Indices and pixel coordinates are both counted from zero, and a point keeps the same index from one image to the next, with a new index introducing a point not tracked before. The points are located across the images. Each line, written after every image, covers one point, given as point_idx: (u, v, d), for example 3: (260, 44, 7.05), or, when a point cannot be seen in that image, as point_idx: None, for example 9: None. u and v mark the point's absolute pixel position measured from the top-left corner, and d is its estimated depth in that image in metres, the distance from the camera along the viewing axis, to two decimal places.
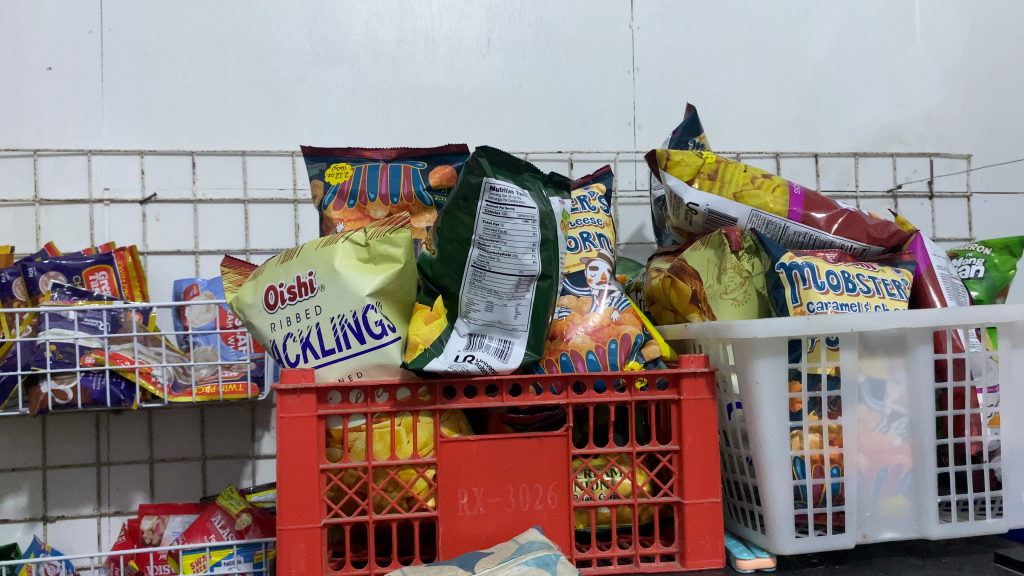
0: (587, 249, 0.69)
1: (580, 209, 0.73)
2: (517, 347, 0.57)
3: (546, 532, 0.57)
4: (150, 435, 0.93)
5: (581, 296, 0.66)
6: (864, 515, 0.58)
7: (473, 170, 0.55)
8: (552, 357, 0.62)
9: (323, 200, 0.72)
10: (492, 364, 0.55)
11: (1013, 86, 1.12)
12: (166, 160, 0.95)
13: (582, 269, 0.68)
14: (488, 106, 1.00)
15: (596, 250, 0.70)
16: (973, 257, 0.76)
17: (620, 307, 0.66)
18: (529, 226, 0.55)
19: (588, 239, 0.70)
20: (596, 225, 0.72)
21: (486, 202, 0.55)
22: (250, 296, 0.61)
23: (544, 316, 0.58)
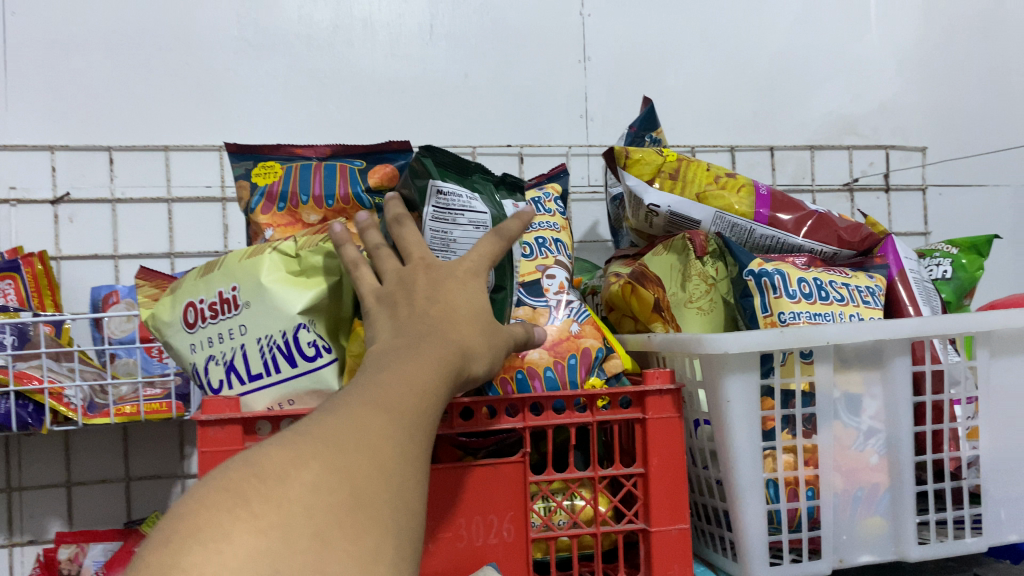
0: (543, 256, 0.64)
1: (534, 211, 0.68)
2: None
3: (501, 569, 0.52)
4: (66, 457, 0.85)
5: (537, 307, 0.61)
6: (841, 539, 0.54)
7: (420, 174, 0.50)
8: (506, 376, 0.57)
9: (249, 203, 0.66)
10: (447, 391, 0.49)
11: (967, 77, 1.10)
12: (80, 155, 0.87)
13: (538, 278, 0.63)
14: (432, 97, 0.94)
15: (552, 257, 0.65)
16: (941, 257, 0.73)
17: (580, 319, 0.61)
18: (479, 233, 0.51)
19: (544, 244, 0.65)
20: (552, 229, 0.67)
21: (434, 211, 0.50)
22: (166, 314, 0.54)
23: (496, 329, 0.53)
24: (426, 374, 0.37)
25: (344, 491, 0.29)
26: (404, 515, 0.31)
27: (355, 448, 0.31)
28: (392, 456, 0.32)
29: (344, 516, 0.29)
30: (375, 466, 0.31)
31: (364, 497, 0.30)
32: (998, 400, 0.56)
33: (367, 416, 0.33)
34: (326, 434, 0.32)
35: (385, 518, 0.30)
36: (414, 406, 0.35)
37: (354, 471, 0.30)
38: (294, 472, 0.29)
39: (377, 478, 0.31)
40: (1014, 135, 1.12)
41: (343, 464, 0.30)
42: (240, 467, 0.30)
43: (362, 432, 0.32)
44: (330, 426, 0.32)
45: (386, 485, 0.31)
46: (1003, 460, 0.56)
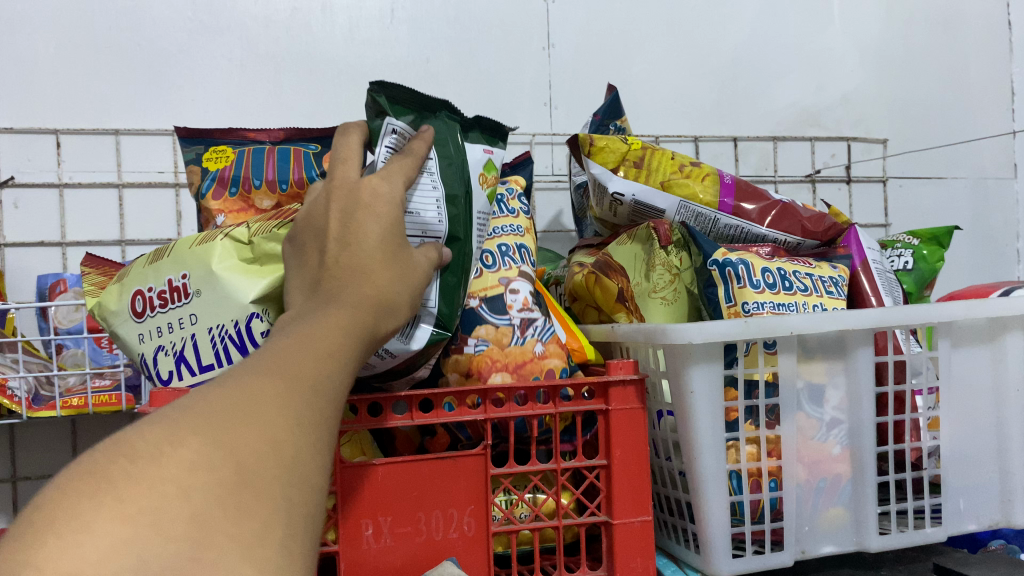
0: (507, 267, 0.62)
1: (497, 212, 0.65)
2: (423, 327, 0.49)
3: (462, 563, 0.50)
4: (11, 450, 0.82)
5: (501, 325, 0.59)
6: (803, 530, 0.54)
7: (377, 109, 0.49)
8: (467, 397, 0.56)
9: (200, 187, 0.64)
10: (395, 350, 0.48)
11: (927, 70, 1.11)
12: (26, 139, 0.83)
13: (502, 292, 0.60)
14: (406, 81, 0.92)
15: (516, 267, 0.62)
16: (903, 248, 0.74)
17: (544, 338, 0.60)
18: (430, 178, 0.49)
19: (506, 253, 0.62)
20: (517, 234, 0.64)
21: (387, 150, 0.48)
22: (113, 303, 0.52)
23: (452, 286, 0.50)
24: (324, 343, 0.34)
25: (229, 468, 0.26)
26: (300, 489, 0.28)
27: (245, 420, 0.28)
28: (285, 429, 0.29)
29: (227, 496, 0.25)
30: (266, 440, 0.28)
31: (254, 474, 0.26)
32: (960, 391, 0.57)
33: (264, 381, 0.30)
34: (208, 407, 0.28)
35: (277, 495, 0.27)
36: (311, 371, 0.32)
37: (240, 446, 0.27)
38: (168, 450, 0.25)
39: (268, 452, 0.27)
40: (973, 128, 1.14)
41: (228, 439, 0.27)
42: (108, 448, 0.25)
43: (251, 401, 0.29)
44: (213, 397, 0.28)
45: (277, 459, 0.28)
46: (964, 449, 0.57)
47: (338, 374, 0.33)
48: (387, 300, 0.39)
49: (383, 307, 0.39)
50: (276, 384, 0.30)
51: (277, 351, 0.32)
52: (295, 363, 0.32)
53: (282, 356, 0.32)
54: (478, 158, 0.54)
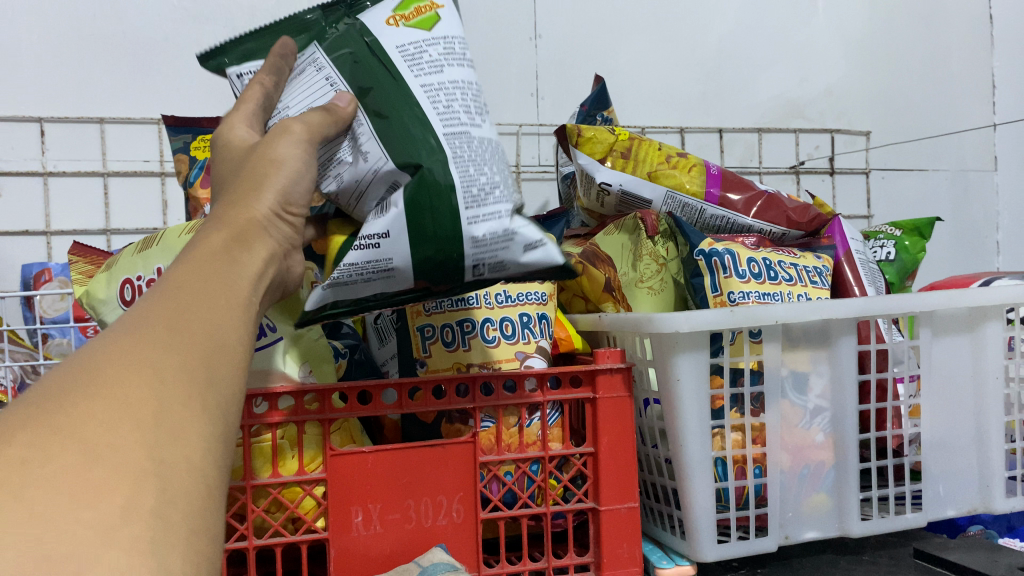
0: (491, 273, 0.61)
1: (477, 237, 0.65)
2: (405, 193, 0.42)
3: (451, 550, 0.51)
4: None
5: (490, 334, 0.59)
6: (787, 516, 0.55)
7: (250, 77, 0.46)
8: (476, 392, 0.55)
9: (188, 177, 0.64)
10: (377, 231, 0.42)
11: (909, 63, 1.12)
12: (9, 128, 0.83)
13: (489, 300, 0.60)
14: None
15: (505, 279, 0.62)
16: (885, 239, 0.75)
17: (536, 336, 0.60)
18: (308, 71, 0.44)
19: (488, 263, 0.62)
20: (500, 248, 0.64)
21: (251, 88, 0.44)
22: (101, 291, 0.52)
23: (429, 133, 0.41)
24: (181, 267, 0.30)
25: (66, 446, 0.20)
26: (173, 444, 0.23)
27: (94, 393, 0.22)
28: (134, 382, 0.23)
29: (71, 480, 0.20)
30: (113, 400, 0.22)
31: (104, 447, 0.21)
32: (942, 379, 0.57)
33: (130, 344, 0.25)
34: (32, 393, 0.22)
35: (139, 458, 0.21)
36: (164, 308, 0.26)
37: (79, 419, 0.21)
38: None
39: (126, 422, 0.22)
40: (954, 121, 1.15)
41: (60, 415, 0.21)
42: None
43: (104, 372, 0.23)
44: (42, 382, 0.23)
45: (132, 419, 0.22)
46: (944, 436, 0.58)
47: (207, 295, 0.28)
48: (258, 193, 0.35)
49: (252, 203, 0.35)
50: (115, 342, 0.25)
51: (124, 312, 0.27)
52: (143, 309, 0.27)
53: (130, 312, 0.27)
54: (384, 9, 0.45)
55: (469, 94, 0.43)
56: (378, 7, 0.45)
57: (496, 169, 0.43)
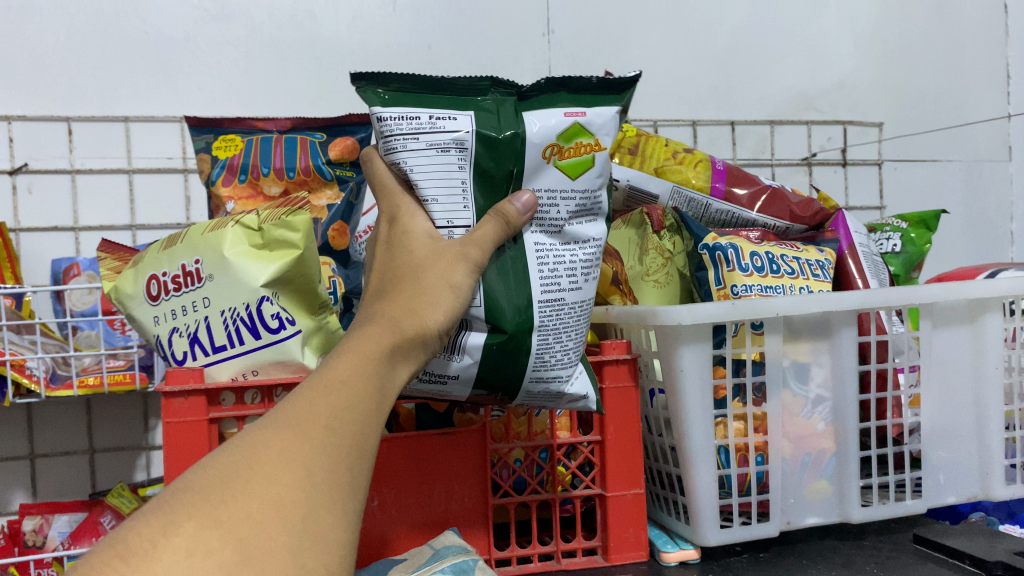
0: None
1: None
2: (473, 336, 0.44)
3: (463, 533, 0.53)
4: (29, 429, 0.85)
5: None
6: (788, 502, 0.56)
7: (398, 96, 0.44)
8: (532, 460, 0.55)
9: (210, 175, 0.66)
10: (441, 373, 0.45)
11: (922, 54, 1.12)
12: (37, 126, 0.86)
13: None
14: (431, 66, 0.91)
15: None
16: (891, 232, 0.77)
17: None
18: (445, 155, 0.43)
19: None
20: None
21: (403, 134, 0.43)
22: (129, 287, 0.55)
23: (558, 291, 0.45)
24: (339, 390, 0.34)
25: (226, 545, 0.27)
26: (313, 546, 0.29)
27: (250, 492, 0.29)
28: (287, 488, 0.30)
29: None
30: (269, 508, 0.29)
31: (254, 544, 0.28)
32: (943, 369, 0.59)
33: (289, 454, 0.31)
34: (206, 484, 0.29)
35: (279, 560, 0.28)
36: (325, 429, 0.32)
37: (241, 521, 0.28)
38: (161, 541, 0.27)
39: (273, 521, 0.29)
40: (968, 111, 1.15)
41: (224, 513, 0.28)
42: (106, 546, 0.27)
43: (262, 476, 0.30)
44: (214, 470, 0.30)
45: (282, 526, 0.29)
46: (943, 426, 0.59)
47: (349, 426, 0.33)
48: (429, 309, 0.40)
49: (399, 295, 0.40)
50: (279, 446, 0.31)
51: (283, 408, 0.34)
52: (307, 415, 0.33)
53: (292, 413, 0.33)
54: (551, 124, 0.45)
55: (589, 257, 0.47)
56: (547, 119, 0.45)
57: (580, 330, 0.47)
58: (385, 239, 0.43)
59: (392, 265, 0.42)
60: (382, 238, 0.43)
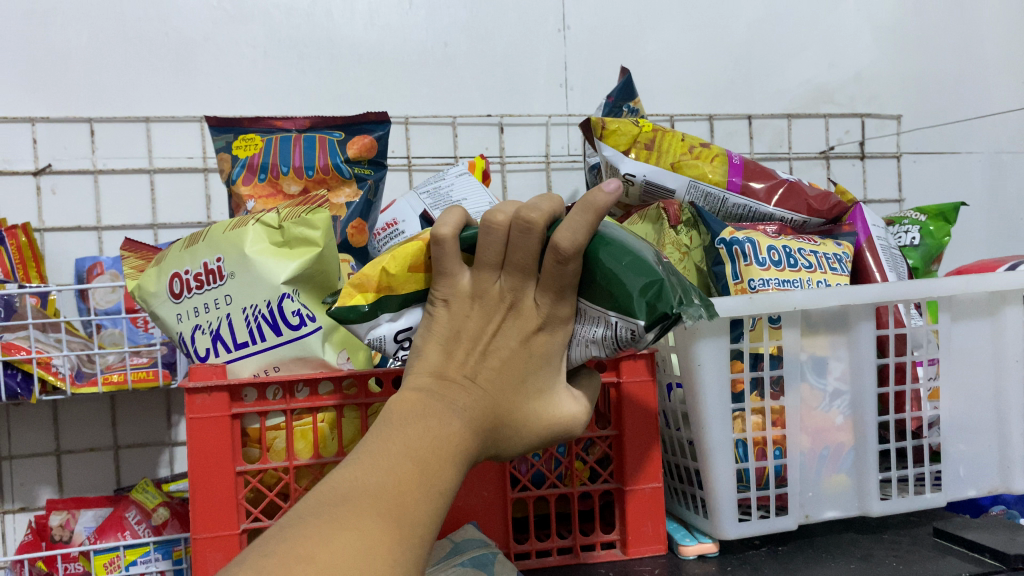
0: None
1: None
2: None
3: (482, 527, 0.54)
4: (55, 426, 0.87)
5: None
6: (807, 496, 0.56)
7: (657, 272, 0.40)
8: (551, 454, 0.55)
9: (232, 174, 0.67)
10: None
11: (942, 45, 1.11)
12: (60, 128, 0.87)
13: None
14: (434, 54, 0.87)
15: None
16: (909, 225, 0.77)
17: None
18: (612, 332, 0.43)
19: None
20: None
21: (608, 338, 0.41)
22: (152, 285, 0.56)
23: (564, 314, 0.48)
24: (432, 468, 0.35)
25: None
26: None
27: (356, 551, 0.29)
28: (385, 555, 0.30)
29: None
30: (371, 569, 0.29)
31: None
32: (962, 361, 0.59)
33: (385, 526, 0.31)
34: (326, 567, 0.28)
35: None
36: (421, 540, 0.32)
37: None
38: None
39: None
40: (987, 103, 1.14)
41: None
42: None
43: (365, 539, 0.30)
44: (327, 549, 0.29)
45: None
46: (963, 419, 0.59)
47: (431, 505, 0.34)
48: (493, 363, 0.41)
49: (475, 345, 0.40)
50: (389, 546, 0.30)
51: (385, 493, 0.32)
52: (410, 518, 0.32)
53: (396, 509, 0.32)
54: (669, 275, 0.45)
55: None
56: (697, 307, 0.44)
57: None
58: (518, 325, 0.41)
59: (514, 363, 0.40)
60: (516, 322, 0.41)
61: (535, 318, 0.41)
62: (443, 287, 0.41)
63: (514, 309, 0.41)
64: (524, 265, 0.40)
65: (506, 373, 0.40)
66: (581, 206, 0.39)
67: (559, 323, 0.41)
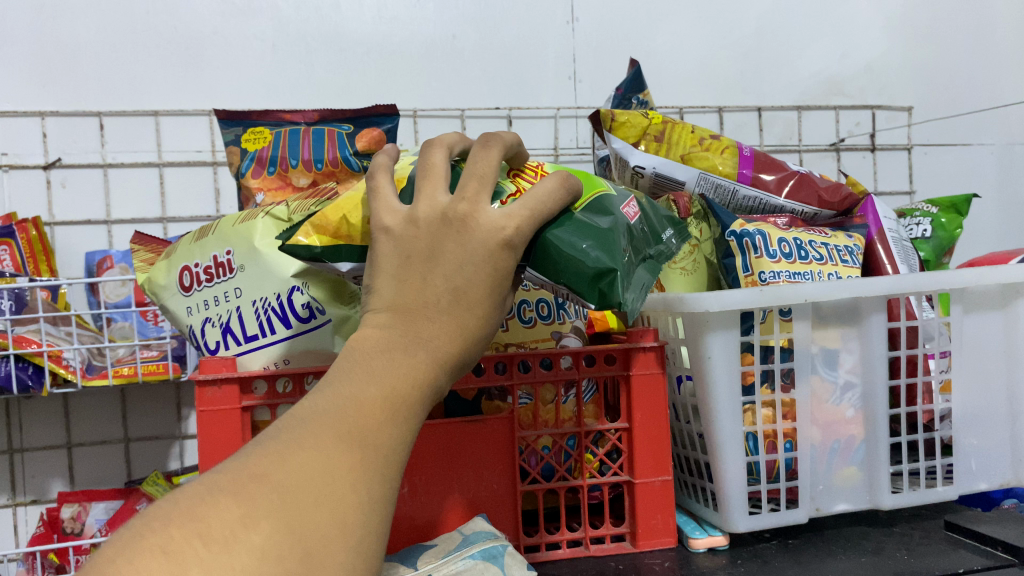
0: (560, 321, 0.62)
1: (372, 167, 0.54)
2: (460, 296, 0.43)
3: (491, 519, 0.53)
4: (66, 419, 0.87)
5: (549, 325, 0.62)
6: (818, 489, 0.56)
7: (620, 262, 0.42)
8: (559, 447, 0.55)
9: (241, 167, 0.68)
10: None
11: (955, 36, 1.10)
12: (69, 122, 0.87)
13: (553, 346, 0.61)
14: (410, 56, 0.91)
15: (569, 322, 0.63)
16: (921, 217, 0.76)
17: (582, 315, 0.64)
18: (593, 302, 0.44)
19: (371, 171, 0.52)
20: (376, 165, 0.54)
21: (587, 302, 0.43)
22: (162, 278, 0.56)
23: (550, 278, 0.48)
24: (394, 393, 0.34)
25: (295, 555, 0.28)
26: (361, 539, 0.30)
27: (310, 481, 0.30)
28: (340, 481, 0.31)
29: (272, 545, 0.28)
30: (323, 497, 0.30)
31: (303, 519, 0.29)
32: (974, 354, 0.58)
33: (341, 451, 0.31)
34: (277, 487, 0.29)
35: (327, 539, 0.29)
36: (383, 460, 0.32)
37: (309, 531, 0.29)
38: (241, 533, 0.27)
39: (325, 507, 0.29)
40: (999, 94, 1.13)
41: (296, 518, 0.29)
42: (183, 518, 0.27)
43: (319, 468, 0.30)
44: (285, 468, 0.30)
45: (333, 511, 0.30)
46: (975, 412, 0.59)
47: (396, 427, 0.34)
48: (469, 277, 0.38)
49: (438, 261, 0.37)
50: (344, 471, 0.31)
51: (345, 414, 0.33)
52: (372, 441, 0.32)
53: (357, 429, 0.32)
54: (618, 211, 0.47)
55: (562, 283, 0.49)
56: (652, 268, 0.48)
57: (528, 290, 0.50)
58: (471, 241, 0.36)
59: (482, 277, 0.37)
60: (466, 238, 0.37)
61: (486, 229, 0.37)
62: (388, 218, 0.39)
63: (460, 223, 0.37)
64: (480, 177, 0.38)
65: (472, 294, 0.37)
66: (487, 144, 0.40)
67: (521, 234, 0.38)
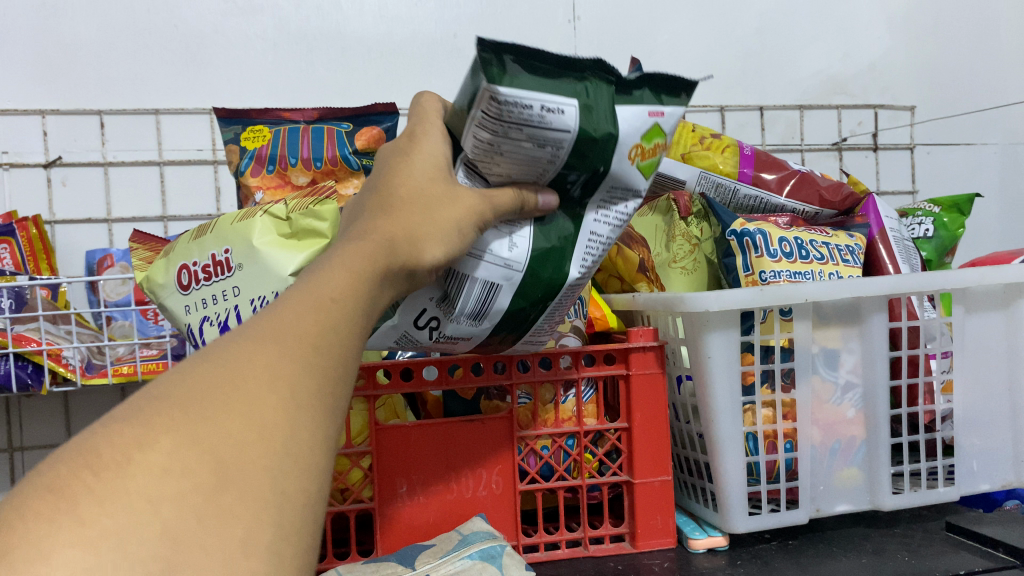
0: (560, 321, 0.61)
1: None
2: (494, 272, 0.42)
3: (490, 519, 0.53)
4: (66, 417, 0.87)
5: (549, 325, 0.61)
6: (818, 490, 0.56)
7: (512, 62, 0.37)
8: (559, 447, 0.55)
9: (239, 166, 0.67)
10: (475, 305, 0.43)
11: (958, 35, 1.10)
12: (70, 120, 0.87)
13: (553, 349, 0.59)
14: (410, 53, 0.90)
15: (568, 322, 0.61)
16: (922, 217, 0.76)
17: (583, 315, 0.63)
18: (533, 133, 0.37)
19: None
20: None
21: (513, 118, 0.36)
22: (161, 277, 0.56)
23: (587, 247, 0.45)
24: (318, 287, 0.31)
25: (203, 475, 0.23)
26: (285, 454, 0.25)
27: (223, 392, 0.26)
28: (251, 375, 0.27)
29: (168, 474, 0.23)
30: (230, 396, 0.26)
31: (204, 432, 0.24)
32: (976, 354, 0.58)
33: (255, 349, 0.28)
34: (177, 398, 0.26)
35: (234, 440, 0.25)
36: (305, 352, 0.28)
37: (218, 442, 0.24)
38: (137, 456, 0.23)
39: (235, 413, 0.25)
40: (1002, 93, 1.13)
41: (203, 431, 0.24)
42: (73, 455, 0.23)
43: (231, 373, 0.26)
44: (188, 382, 0.26)
45: (242, 417, 0.25)
46: (978, 413, 0.58)
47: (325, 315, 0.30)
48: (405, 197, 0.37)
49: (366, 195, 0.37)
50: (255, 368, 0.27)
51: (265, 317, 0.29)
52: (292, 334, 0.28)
53: (279, 325, 0.29)
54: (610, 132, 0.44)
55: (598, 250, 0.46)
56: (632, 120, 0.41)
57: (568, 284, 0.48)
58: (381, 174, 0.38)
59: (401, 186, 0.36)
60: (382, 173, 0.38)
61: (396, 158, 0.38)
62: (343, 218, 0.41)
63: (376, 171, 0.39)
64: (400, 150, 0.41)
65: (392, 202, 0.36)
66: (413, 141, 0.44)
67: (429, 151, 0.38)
